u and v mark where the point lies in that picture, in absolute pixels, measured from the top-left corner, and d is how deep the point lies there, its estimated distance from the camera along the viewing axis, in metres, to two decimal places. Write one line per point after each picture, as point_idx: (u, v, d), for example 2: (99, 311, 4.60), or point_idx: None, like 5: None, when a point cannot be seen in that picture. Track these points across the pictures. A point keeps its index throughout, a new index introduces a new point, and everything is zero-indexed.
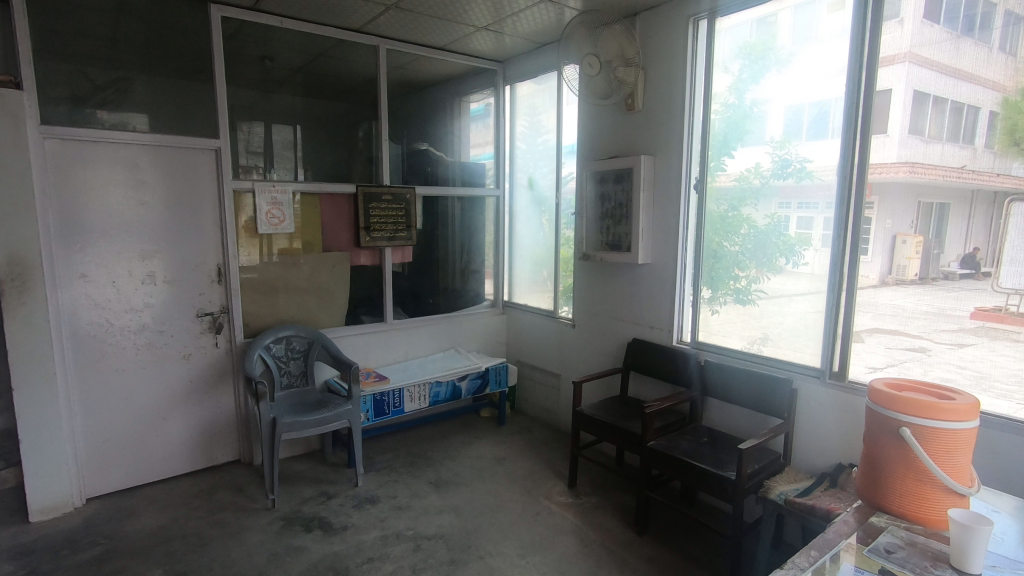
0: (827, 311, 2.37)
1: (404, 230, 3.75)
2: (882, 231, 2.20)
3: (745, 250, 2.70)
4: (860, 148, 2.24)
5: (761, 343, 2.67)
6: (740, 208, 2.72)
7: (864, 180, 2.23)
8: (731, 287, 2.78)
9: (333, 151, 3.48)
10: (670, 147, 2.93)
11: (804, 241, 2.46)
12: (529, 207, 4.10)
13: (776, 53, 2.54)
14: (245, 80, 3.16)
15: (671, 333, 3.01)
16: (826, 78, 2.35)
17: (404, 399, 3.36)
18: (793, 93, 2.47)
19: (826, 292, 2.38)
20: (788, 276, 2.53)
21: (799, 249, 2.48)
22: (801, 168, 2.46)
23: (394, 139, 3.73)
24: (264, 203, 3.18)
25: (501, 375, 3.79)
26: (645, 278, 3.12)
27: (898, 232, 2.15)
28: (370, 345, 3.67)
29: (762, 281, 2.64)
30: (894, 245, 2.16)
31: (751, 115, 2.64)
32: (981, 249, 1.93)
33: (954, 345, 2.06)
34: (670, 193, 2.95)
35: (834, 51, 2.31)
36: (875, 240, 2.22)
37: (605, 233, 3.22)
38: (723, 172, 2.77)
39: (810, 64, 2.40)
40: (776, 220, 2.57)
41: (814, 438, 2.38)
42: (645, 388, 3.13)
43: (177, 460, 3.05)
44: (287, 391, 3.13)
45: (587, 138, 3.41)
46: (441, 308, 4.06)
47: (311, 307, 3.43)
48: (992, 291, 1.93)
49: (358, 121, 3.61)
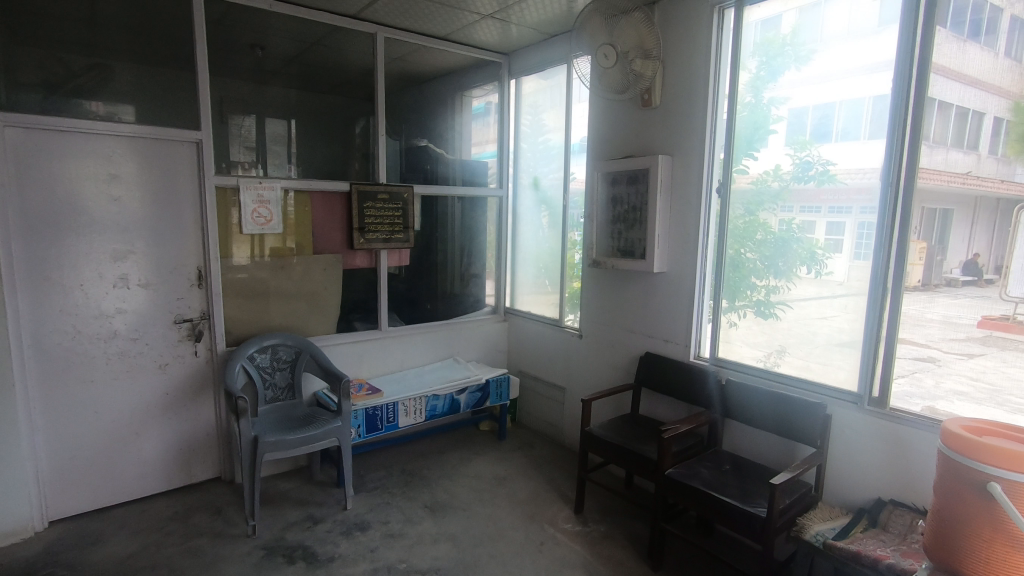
0: (864, 329, 2.15)
1: (401, 231, 3.52)
2: (888, 236, 2.07)
3: (765, 259, 2.49)
4: (907, 153, 2.02)
5: (777, 357, 2.48)
6: (757, 212, 2.51)
7: (911, 189, 2.02)
8: (748, 297, 2.57)
9: (326, 146, 3.25)
10: (690, 147, 2.70)
11: (810, 244, 2.32)
12: (533, 208, 3.88)
13: (796, 49, 2.35)
14: (235, 71, 2.95)
15: (687, 348, 2.78)
16: (861, 74, 2.15)
17: (398, 414, 3.13)
18: (816, 90, 2.28)
19: (864, 309, 2.15)
20: (811, 287, 2.33)
21: (823, 257, 2.28)
22: (823, 170, 2.27)
23: (392, 135, 3.50)
24: (249, 200, 2.94)
25: (502, 388, 3.57)
26: (660, 287, 2.89)
27: (902, 238, 2.03)
28: (364, 354, 3.41)
29: (782, 291, 2.44)
30: (899, 251, 2.04)
31: (770, 115, 2.44)
32: (982, 254, 1.86)
33: (963, 356, 1.94)
34: (689, 196, 2.72)
35: (870, 44, 2.12)
36: (879, 247, 2.10)
37: (617, 239, 2.99)
38: (742, 172, 2.56)
39: (835, 60, 2.22)
40: (794, 227, 2.37)
41: (849, 469, 2.16)
42: (658, 407, 2.91)
43: (151, 479, 2.81)
44: (271, 405, 2.89)
45: (598, 136, 3.18)
46: (439, 315, 3.83)
47: (300, 313, 3.19)
48: (997, 298, 1.84)
49: (355, 117, 3.38)
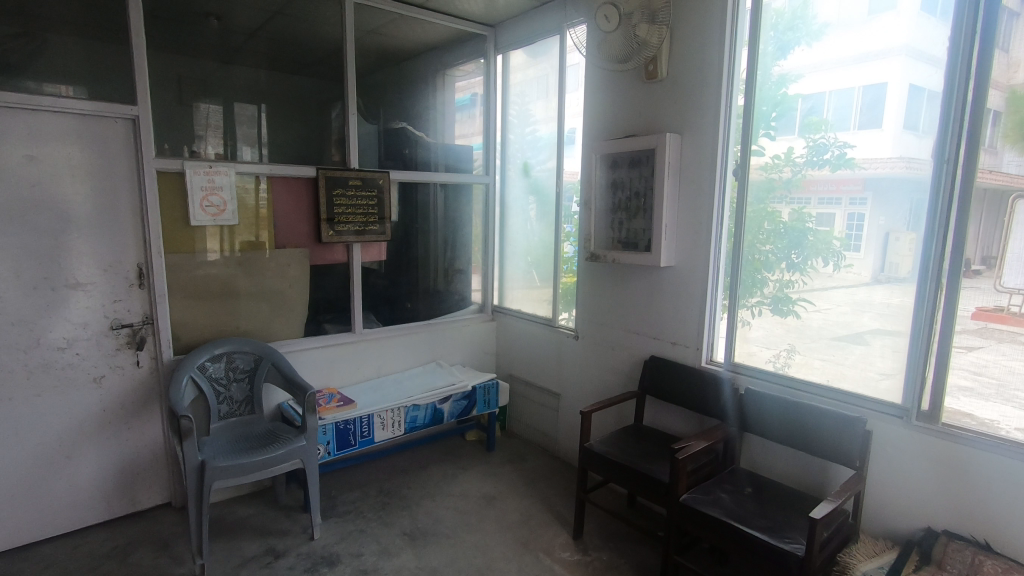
0: (916, 336, 1.85)
1: (375, 222, 3.15)
2: (874, 229, 1.94)
3: (781, 251, 2.21)
4: (966, 141, 1.73)
5: (787, 357, 2.23)
6: (767, 202, 2.25)
7: (969, 184, 1.73)
8: (760, 293, 2.31)
9: (294, 131, 2.90)
10: (701, 126, 2.39)
11: (819, 237, 2.09)
12: (522, 197, 3.54)
13: (806, 24, 2.11)
14: (200, 47, 2.73)
15: (698, 352, 2.47)
16: (871, 60, 1.94)
17: (373, 427, 2.79)
18: (839, 69, 2.02)
19: (913, 313, 1.86)
20: (831, 280, 2.07)
21: (837, 249, 2.04)
22: (838, 153, 2.02)
23: (366, 117, 3.14)
24: (197, 186, 2.54)
25: (490, 395, 3.24)
26: (668, 283, 2.57)
27: (890, 230, 1.91)
28: (337, 360, 3.05)
29: (795, 287, 2.19)
30: (886, 244, 1.92)
31: (782, 95, 2.18)
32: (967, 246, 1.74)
33: (961, 351, 1.77)
34: (702, 181, 2.40)
35: (862, 33, 1.96)
36: (867, 238, 1.96)
37: (617, 230, 2.67)
38: (757, 153, 2.27)
39: (843, 46, 2.01)
40: (803, 215, 2.14)
41: (894, 494, 1.88)
42: (665, 417, 2.60)
43: (86, 508, 2.44)
44: (226, 421, 2.53)
45: (595, 116, 2.85)
46: (420, 314, 3.48)
47: (261, 316, 2.82)
48: (993, 287, 1.70)
49: (331, 101, 3.02)
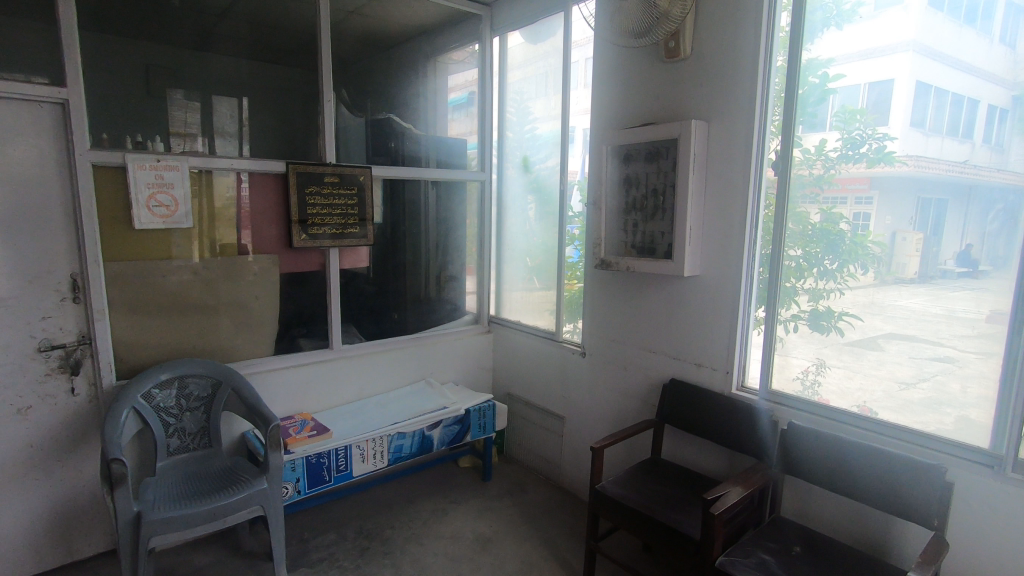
0: (976, 338, 1.59)
1: (356, 223, 2.79)
2: (880, 230, 1.75)
3: (812, 255, 1.91)
4: None
5: (817, 373, 1.94)
6: (794, 203, 1.95)
7: None
8: (795, 305, 1.98)
9: (270, 125, 2.56)
10: (733, 111, 2.03)
11: (854, 241, 1.81)
12: (522, 195, 3.18)
13: (836, 5, 1.83)
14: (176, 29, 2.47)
15: (728, 376, 2.13)
16: (886, 53, 1.72)
17: (351, 460, 2.43)
18: (869, 59, 1.76)
19: (967, 317, 1.61)
20: (869, 287, 1.80)
21: (877, 254, 1.77)
22: (877, 145, 1.74)
23: (353, 108, 2.82)
24: (143, 183, 2.18)
25: (486, 419, 2.89)
26: (691, 295, 2.21)
27: (897, 230, 1.72)
28: (312, 381, 2.69)
29: (829, 298, 1.89)
30: (892, 244, 1.73)
31: (816, 85, 1.88)
32: (977, 244, 1.57)
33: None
34: (733, 176, 2.05)
35: (866, 27, 1.76)
36: (875, 240, 1.77)
37: (631, 233, 2.32)
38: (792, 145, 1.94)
39: (882, 30, 1.73)
40: (833, 216, 1.85)
41: (985, 561, 1.53)
42: (687, 451, 2.26)
43: (11, 561, 2.08)
44: (176, 458, 2.16)
45: (603, 103, 2.51)
46: (409, 327, 3.12)
47: (223, 332, 2.46)
48: (1006, 288, 1.53)
49: (311, 94, 2.68)
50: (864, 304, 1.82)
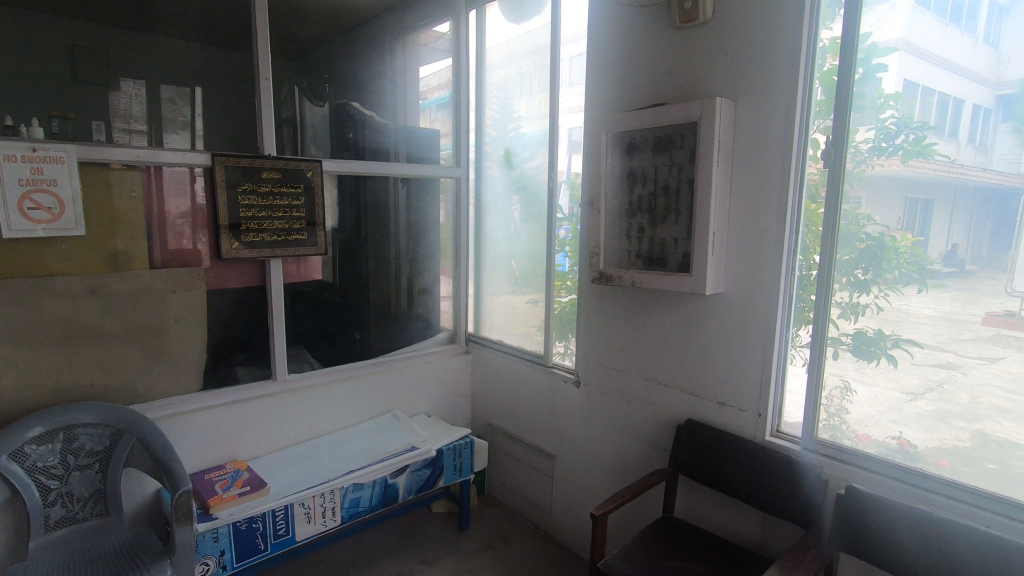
0: (972, 341, 1.36)
1: (303, 228, 2.31)
2: (870, 233, 1.50)
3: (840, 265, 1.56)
4: None
5: (856, 410, 1.56)
6: (811, 206, 1.61)
7: None
8: (839, 333, 1.58)
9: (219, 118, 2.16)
10: (771, 87, 1.61)
11: (877, 251, 1.49)
12: (503, 194, 2.74)
13: None
14: None
15: (761, 420, 1.71)
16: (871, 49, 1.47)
17: (293, 523, 1.96)
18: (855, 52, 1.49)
19: (1003, 334, 1.31)
20: (923, 307, 1.43)
21: (918, 261, 1.42)
22: (915, 135, 1.41)
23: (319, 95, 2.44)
24: (12, 178, 1.69)
25: (461, 459, 2.45)
26: (712, 316, 1.80)
27: (886, 232, 1.47)
28: (250, 420, 2.22)
29: (866, 315, 1.53)
30: (882, 252, 1.48)
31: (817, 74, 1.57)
32: (963, 244, 1.34)
33: None
34: (766, 170, 1.64)
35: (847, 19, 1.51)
36: (865, 246, 1.51)
37: (637, 240, 1.90)
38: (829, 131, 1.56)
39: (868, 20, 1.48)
40: (857, 217, 1.52)
41: None
42: (707, 508, 1.85)
43: None
44: (59, 534, 1.68)
45: (600, 82, 2.09)
46: (373, 349, 2.66)
47: (130, 366, 1.98)
48: (998, 288, 1.30)
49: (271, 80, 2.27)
50: (937, 335, 1.41)
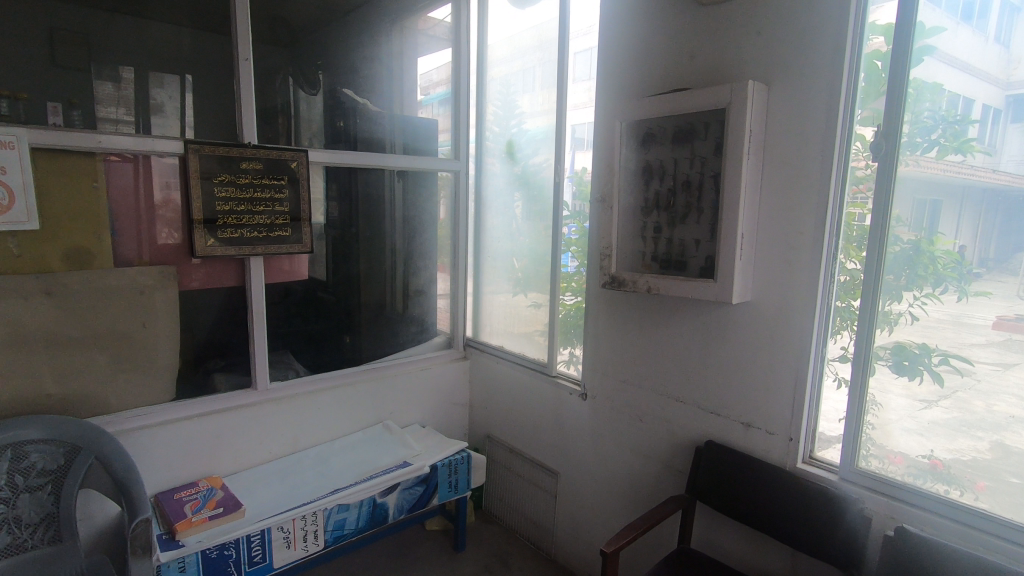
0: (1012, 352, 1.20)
1: (287, 224, 2.13)
2: (890, 237, 1.35)
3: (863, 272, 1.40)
4: None
5: (907, 437, 1.36)
6: (849, 207, 1.43)
7: None
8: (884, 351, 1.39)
9: (206, 102, 1.95)
10: (812, 70, 1.42)
11: (899, 256, 1.34)
12: (505, 189, 2.55)
13: None
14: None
15: (792, 446, 1.52)
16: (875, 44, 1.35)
17: (271, 549, 1.77)
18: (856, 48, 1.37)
19: None
20: (986, 320, 1.23)
21: (944, 268, 1.28)
22: (954, 130, 1.26)
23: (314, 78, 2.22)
24: None
25: (457, 475, 2.27)
26: (737, 327, 1.61)
27: (901, 234, 1.34)
28: (227, 433, 2.04)
29: (901, 326, 1.35)
30: (900, 258, 1.34)
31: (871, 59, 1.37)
32: (969, 247, 1.25)
33: None
34: (804, 163, 1.45)
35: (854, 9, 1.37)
36: (896, 252, 1.35)
37: (652, 241, 1.72)
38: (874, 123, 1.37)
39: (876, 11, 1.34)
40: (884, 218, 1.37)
41: None
42: (728, 539, 1.67)
43: None
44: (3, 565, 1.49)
45: (617, 67, 1.89)
46: (364, 355, 2.47)
47: (92, 374, 1.79)
48: (1011, 293, 1.19)
49: (262, 61, 2.05)
50: (992, 351, 1.23)
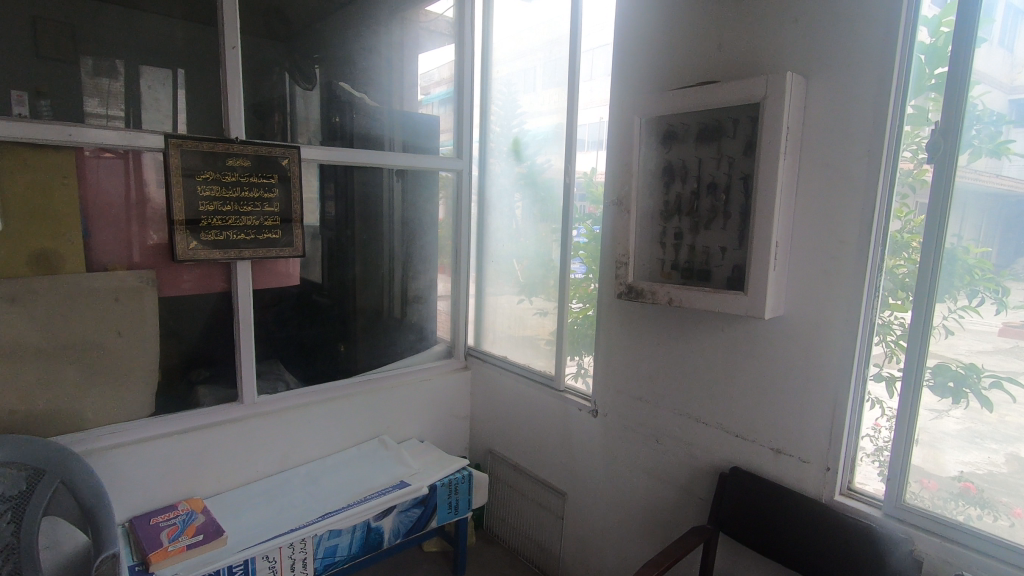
0: None
1: (277, 226, 1.98)
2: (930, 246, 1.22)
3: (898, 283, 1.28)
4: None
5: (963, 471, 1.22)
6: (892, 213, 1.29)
7: None
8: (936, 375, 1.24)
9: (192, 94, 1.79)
10: (860, 61, 1.27)
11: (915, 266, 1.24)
12: (510, 190, 2.40)
13: None
14: None
15: (829, 476, 1.38)
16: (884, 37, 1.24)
17: None
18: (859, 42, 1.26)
19: None
20: None
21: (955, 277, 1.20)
22: (988, 130, 1.14)
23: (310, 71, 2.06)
24: None
25: (457, 496, 2.12)
26: (767, 344, 1.47)
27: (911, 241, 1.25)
28: (209, 450, 1.89)
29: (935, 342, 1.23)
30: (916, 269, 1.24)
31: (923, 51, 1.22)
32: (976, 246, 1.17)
33: None
34: (847, 165, 1.30)
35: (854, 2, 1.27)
36: (939, 263, 1.21)
37: (672, 249, 1.57)
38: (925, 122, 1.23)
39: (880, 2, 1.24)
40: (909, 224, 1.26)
41: None
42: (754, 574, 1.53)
43: None
44: None
45: (637, 59, 1.74)
46: (359, 365, 2.33)
47: (61, 388, 1.64)
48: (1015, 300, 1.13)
49: (251, 51, 1.90)
50: None
